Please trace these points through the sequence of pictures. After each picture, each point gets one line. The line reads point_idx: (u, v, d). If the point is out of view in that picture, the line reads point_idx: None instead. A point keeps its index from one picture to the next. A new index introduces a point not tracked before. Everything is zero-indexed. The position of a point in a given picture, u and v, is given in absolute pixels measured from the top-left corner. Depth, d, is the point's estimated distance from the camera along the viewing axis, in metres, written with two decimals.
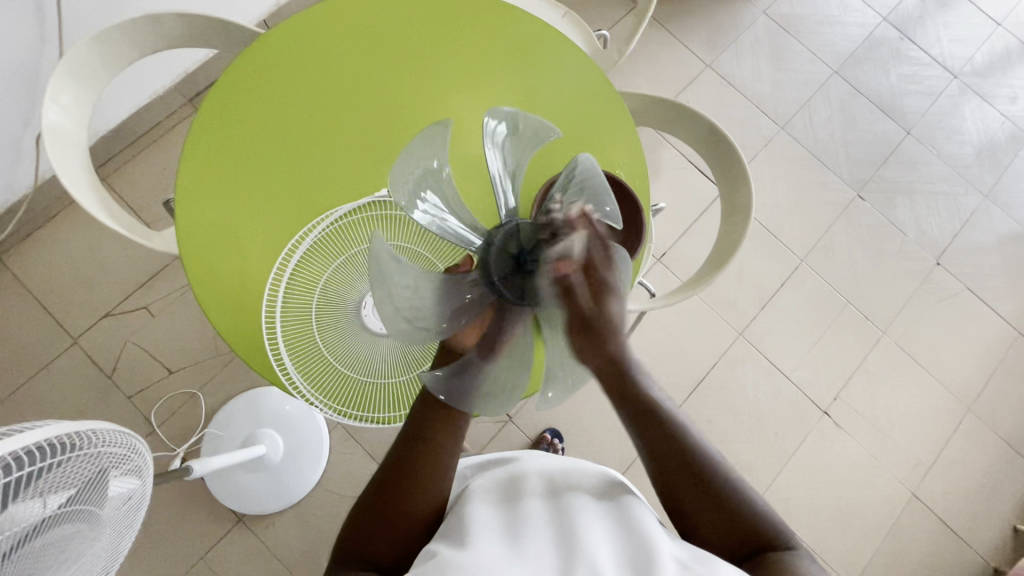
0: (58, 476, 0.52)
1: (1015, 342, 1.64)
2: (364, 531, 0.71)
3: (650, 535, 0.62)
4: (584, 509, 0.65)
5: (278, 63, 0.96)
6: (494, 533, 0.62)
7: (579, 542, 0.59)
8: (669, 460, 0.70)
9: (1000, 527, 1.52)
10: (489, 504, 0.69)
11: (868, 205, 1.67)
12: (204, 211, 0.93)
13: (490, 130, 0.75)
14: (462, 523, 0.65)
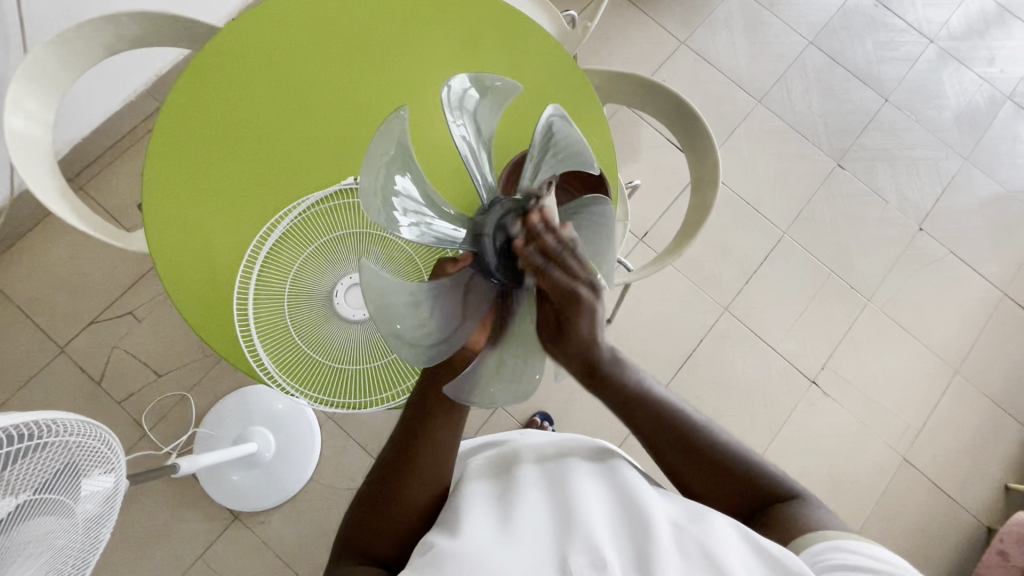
0: (20, 470, 0.46)
1: (1001, 304, 1.50)
2: (358, 524, 0.61)
3: (645, 499, 0.55)
4: (579, 479, 0.58)
5: (243, 34, 0.84)
6: (489, 517, 0.54)
7: (575, 518, 0.51)
8: (648, 419, 0.63)
9: (993, 486, 1.39)
10: (482, 484, 0.61)
11: (848, 173, 1.55)
12: (167, 205, 0.80)
13: (454, 97, 0.59)
14: (452, 511, 0.57)
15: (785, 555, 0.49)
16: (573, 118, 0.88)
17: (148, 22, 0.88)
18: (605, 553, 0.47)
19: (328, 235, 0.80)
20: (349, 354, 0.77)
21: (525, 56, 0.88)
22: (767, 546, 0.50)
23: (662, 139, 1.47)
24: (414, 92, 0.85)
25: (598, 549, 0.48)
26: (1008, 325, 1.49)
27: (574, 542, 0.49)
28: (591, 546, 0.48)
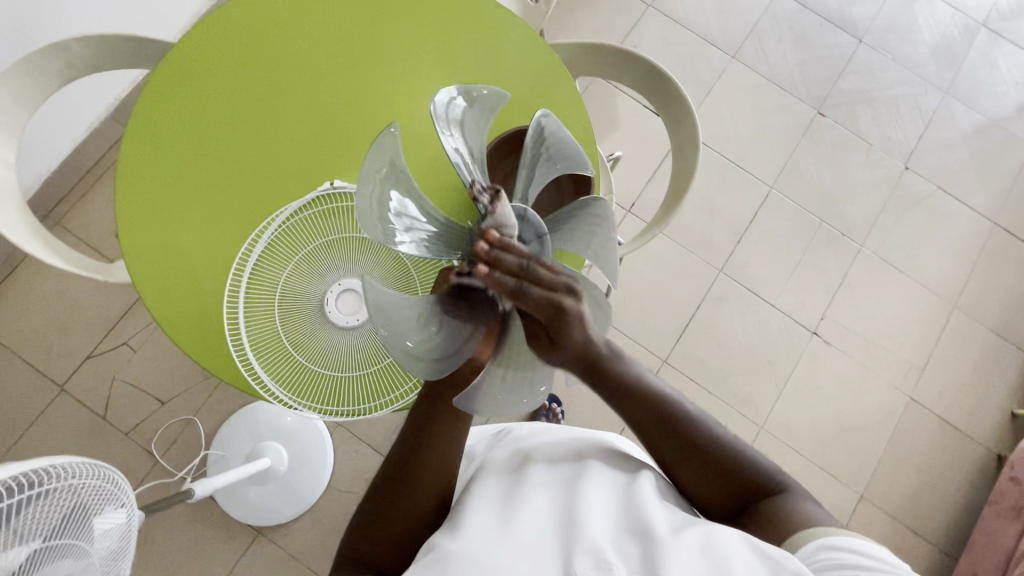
0: (26, 518, 0.45)
1: (993, 234, 1.50)
2: (361, 532, 0.61)
3: (648, 502, 0.56)
4: (584, 481, 0.59)
5: (195, 49, 0.81)
6: (492, 520, 0.55)
7: (579, 522, 0.53)
8: (645, 414, 0.64)
9: (999, 414, 1.40)
10: (487, 486, 0.62)
11: (830, 121, 1.54)
12: (144, 235, 0.78)
13: (443, 107, 0.56)
14: (458, 515, 0.58)
15: (785, 557, 0.49)
16: (544, 97, 0.86)
17: (101, 46, 0.85)
18: (607, 557, 0.49)
19: (312, 244, 0.78)
20: (349, 363, 0.76)
21: (488, 37, 0.86)
22: (770, 550, 0.51)
23: (639, 107, 1.45)
24: (378, 88, 0.83)
25: (601, 553, 0.49)
26: (1001, 254, 1.49)
27: (577, 545, 0.50)
28: (595, 549, 0.50)
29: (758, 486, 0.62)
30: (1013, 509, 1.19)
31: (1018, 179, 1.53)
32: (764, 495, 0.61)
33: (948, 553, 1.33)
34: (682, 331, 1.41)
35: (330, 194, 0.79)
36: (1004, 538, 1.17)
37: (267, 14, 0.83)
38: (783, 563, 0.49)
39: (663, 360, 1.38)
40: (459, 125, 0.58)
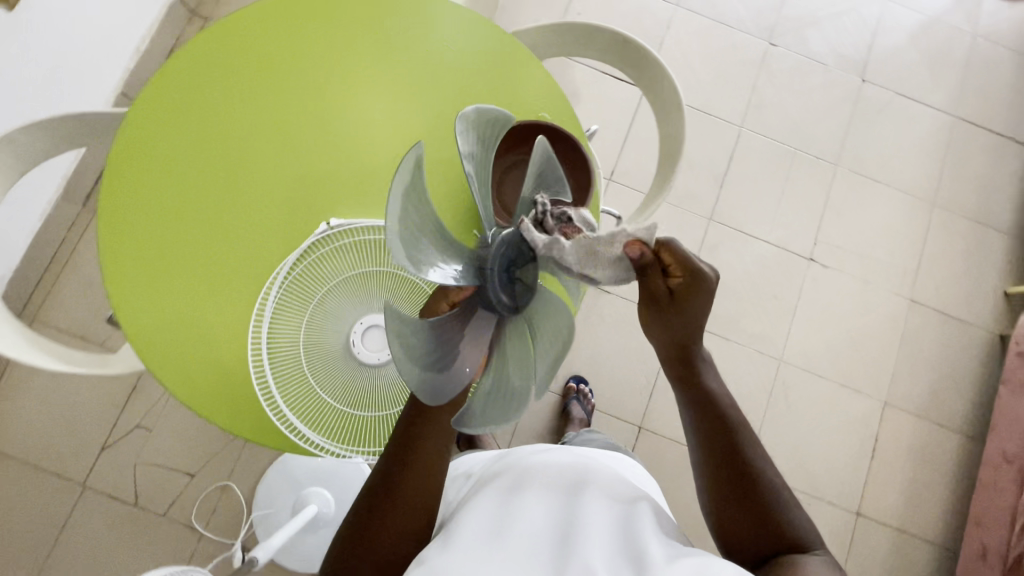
0: None
1: (955, 127, 1.55)
2: (342, 550, 0.60)
3: (642, 535, 0.59)
4: (582, 508, 0.61)
5: (148, 117, 0.77)
6: (484, 548, 0.56)
7: (575, 554, 0.54)
8: (710, 436, 0.64)
9: (994, 297, 1.47)
10: (480, 509, 0.62)
11: (782, 50, 1.55)
12: (145, 317, 0.75)
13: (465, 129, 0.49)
14: (451, 534, 0.59)
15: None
16: (518, 87, 0.84)
17: (47, 132, 0.80)
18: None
19: (321, 290, 0.75)
20: (391, 398, 0.74)
21: (445, 34, 0.83)
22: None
23: (598, 74, 1.44)
24: (348, 113, 0.80)
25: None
26: (966, 144, 1.54)
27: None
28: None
29: (792, 541, 0.61)
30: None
31: (968, 69, 1.58)
32: (799, 552, 0.60)
33: (972, 435, 1.40)
34: None
35: (330, 234, 0.77)
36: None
37: (216, 59, 0.78)
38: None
39: None
40: (477, 147, 0.51)
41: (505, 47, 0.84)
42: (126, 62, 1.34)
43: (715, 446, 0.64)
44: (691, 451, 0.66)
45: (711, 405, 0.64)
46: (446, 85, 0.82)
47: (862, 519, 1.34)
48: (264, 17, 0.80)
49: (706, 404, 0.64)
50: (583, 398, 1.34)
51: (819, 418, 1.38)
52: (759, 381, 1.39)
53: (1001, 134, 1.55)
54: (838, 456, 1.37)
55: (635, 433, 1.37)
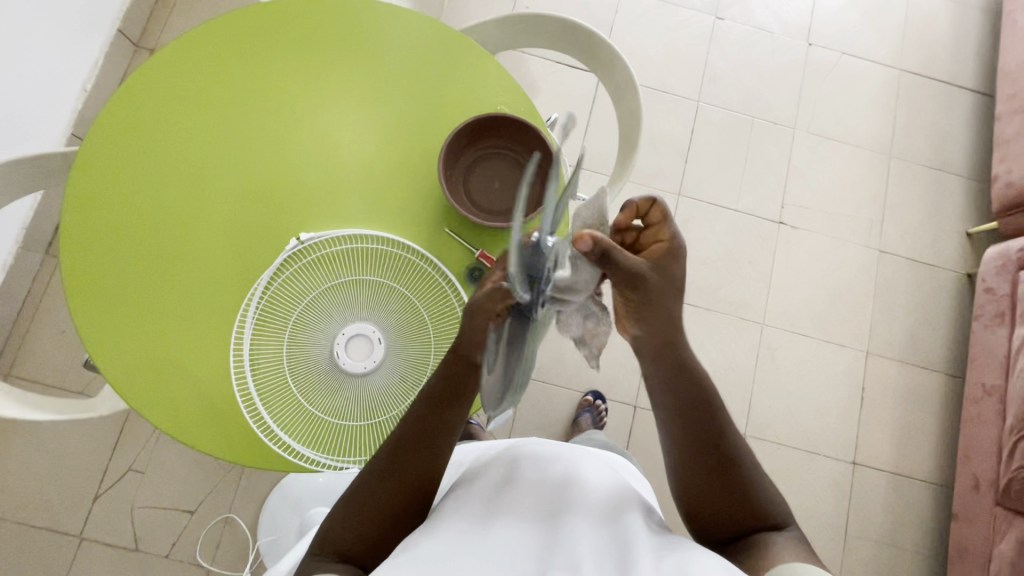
0: None
1: (902, 80, 1.60)
2: (341, 525, 0.64)
3: (630, 531, 0.61)
4: (571, 506, 0.63)
5: (102, 157, 0.77)
6: (473, 537, 0.59)
7: (563, 552, 0.57)
8: (685, 426, 0.66)
9: (957, 239, 1.52)
10: (472, 497, 0.65)
11: (729, 22, 1.58)
12: (121, 350, 0.75)
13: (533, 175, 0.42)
14: (438, 523, 0.61)
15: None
16: (475, 79, 0.83)
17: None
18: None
19: (298, 307, 0.75)
20: (380, 405, 0.74)
21: (396, 36, 0.82)
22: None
23: (553, 64, 1.45)
24: (306, 125, 0.80)
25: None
26: (914, 95, 1.59)
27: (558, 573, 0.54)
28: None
29: (765, 518, 0.65)
30: (997, 316, 1.30)
31: (908, 22, 1.63)
32: (769, 529, 0.64)
33: (953, 374, 1.45)
34: None
35: (301, 250, 0.76)
36: (997, 344, 1.28)
37: (169, 85, 0.78)
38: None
39: None
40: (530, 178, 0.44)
41: (453, 41, 0.83)
42: (72, 103, 1.31)
43: (690, 437, 0.66)
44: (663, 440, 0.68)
45: (688, 395, 0.66)
46: (402, 87, 0.82)
47: (859, 468, 1.38)
48: (213, 37, 0.79)
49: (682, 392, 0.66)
50: (597, 412, 1.33)
51: (807, 375, 1.42)
52: (745, 346, 1.42)
53: (945, 82, 1.60)
54: (829, 410, 1.41)
55: (631, 413, 1.39)
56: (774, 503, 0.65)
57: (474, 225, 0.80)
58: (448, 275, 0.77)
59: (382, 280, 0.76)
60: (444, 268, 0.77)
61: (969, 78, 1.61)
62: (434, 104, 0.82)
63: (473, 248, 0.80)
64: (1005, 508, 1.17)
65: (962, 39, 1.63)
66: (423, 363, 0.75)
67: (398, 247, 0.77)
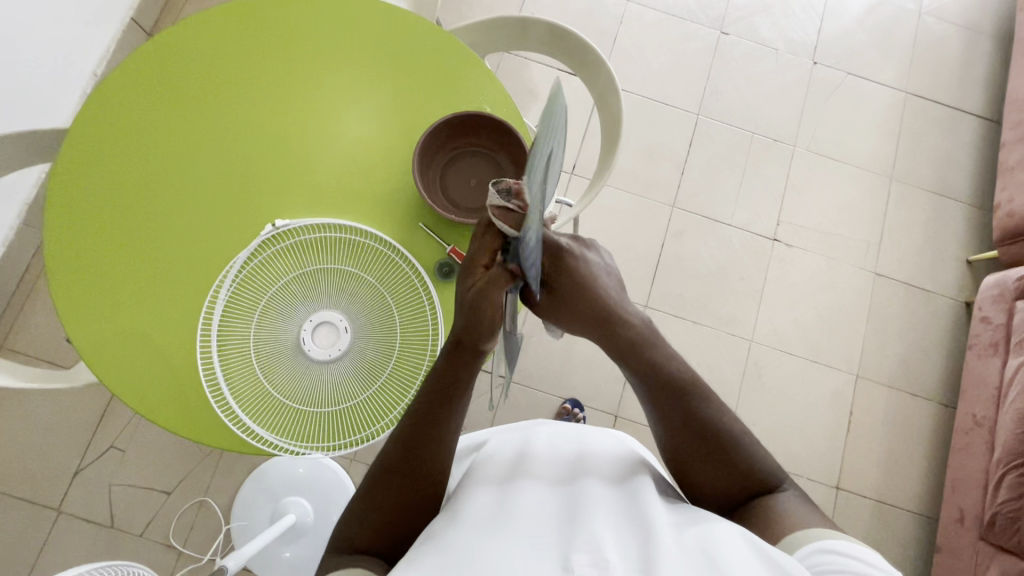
0: None
1: (907, 103, 1.58)
2: (359, 522, 0.65)
3: (650, 506, 0.58)
4: (586, 488, 0.61)
5: (87, 137, 0.79)
6: (488, 511, 0.57)
7: (581, 523, 0.54)
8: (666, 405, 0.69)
9: (957, 265, 1.49)
10: (486, 480, 0.64)
11: (733, 38, 1.58)
12: (94, 325, 0.76)
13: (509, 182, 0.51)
14: (457, 511, 0.59)
15: (791, 563, 0.52)
16: (459, 73, 0.83)
17: None
18: (605, 556, 0.49)
19: (273, 290, 0.76)
20: (343, 393, 0.74)
21: (378, 28, 0.83)
22: (773, 554, 0.52)
23: (553, 71, 1.46)
24: (292, 112, 0.81)
25: (600, 551, 0.50)
26: (919, 118, 1.57)
27: (578, 545, 0.51)
28: (593, 548, 0.50)
29: (764, 483, 0.66)
30: (991, 345, 1.27)
31: (916, 44, 1.61)
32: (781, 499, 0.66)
33: (945, 402, 1.42)
34: (654, 273, 1.44)
35: (276, 235, 0.77)
36: (989, 374, 1.26)
37: (159, 65, 0.81)
38: (786, 568, 0.50)
39: (643, 306, 1.42)
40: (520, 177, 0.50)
41: (432, 34, 0.83)
42: (84, 85, 1.35)
43: (675, 415, 0.68)
44: (655, 430, 0.71)
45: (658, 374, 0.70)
46: (388, 78, 0.83)
47: (842, 493, 1.36)
48: (208, 23, 0.82)
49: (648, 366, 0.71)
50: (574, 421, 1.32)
51: (793, 395, 1.40)
52: (731, 362, 1.40)
53: (952, 106, 1.58)
54: (813, 432, 1.38)
55: (612, 422, 1.38)
56: (769, 469, 0.67)
57: (448, 221, 0.81)
58: (414, 264, 0.78)
59: (354, 269, 0.77)
60: (414, 261, 0.78)
61: (976, 104, 1.59)
62: (413, 101, 0.82)
63: (444, 243, 0.81)
64: (988, 542, 1.13)
65: (971, 65, 1.61)
66: (388, 353, 0.76)
67: (372, 237, 0.78)
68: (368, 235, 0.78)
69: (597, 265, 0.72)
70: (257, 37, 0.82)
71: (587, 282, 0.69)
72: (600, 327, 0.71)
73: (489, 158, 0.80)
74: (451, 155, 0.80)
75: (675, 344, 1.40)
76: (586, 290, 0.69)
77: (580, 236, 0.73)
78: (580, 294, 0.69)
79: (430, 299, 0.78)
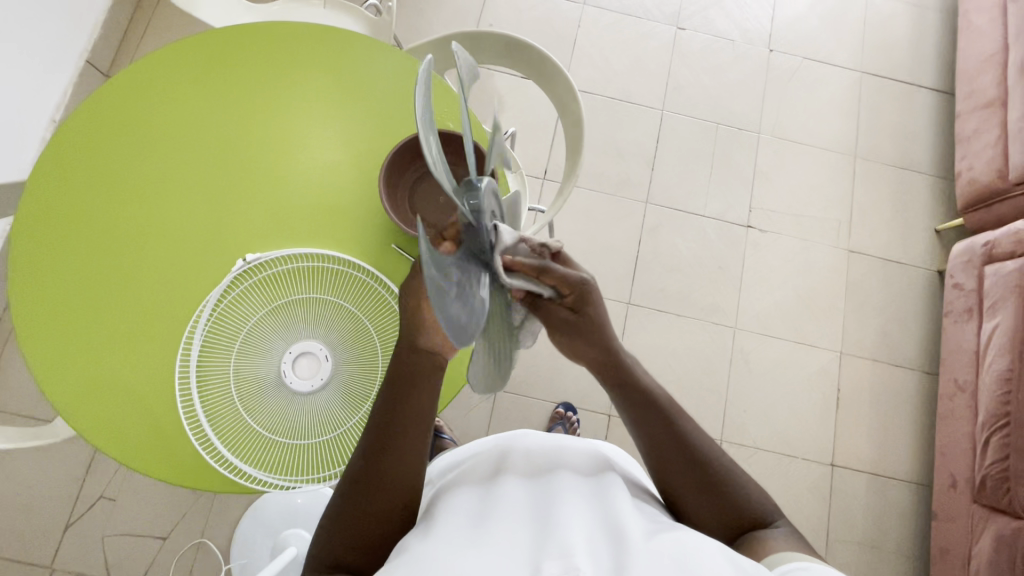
0: None
1: (863, 82, 1.62)
2: (336, 537, 0.64)
3: (622, 509, 0.59)
4: (560, 491, 0.61)
5: (45, 189, 0.78)
6: (466, 523, 0.57)
7: (555, 528, 0.54)
8: (667, 447, 0.69)
9: (927, 236, 1.52)
10: (464, 493, 0.63)
11: (690, 33, 1.60)
12: (69, 377, 0.75)
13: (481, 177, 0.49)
14: (432, 519, 0.59)
15: (755, 569, 0.53)
16: None
17: None
18: (576, 563, 0.50)
19: (248, 324, 0.76)
20: (326, 422, 0.74)
21: (334, 56, 0.84)
22: (744, 563, 0.54)
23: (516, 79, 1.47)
24: (255, 147, 0.81)
25: (572, 559, 0.50)
26: (876, 96, 1.61)
27: (550, 552, 0.51)
28: (564, 556, 0.50)
29: (757, 517, 0.66)
30: (966, 311, 1.30)
31: (867, 24, 1.65)
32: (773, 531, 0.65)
33: (928, 371, 1.45)
34: (634, 270, 1.46)
35: (247, 270, 0.77)
36: (966, 339, 1.28)
37: (115, 110, 0.80)
38: None
39: (627, 304, 1.43)
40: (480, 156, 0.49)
41: (387, 58, 0.84)
42: (43, 133, 1.33)
43: (666, 444, 0.69)
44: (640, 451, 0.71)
45: (671, 430, 0.69)
46: (347, 103, 0.83)
47: (837, 470, 1.38)
48: (161, 64, 0.81)
49: (663, 424, 0.70)
50: (568, 424, 1.33)
51: (780, 377, 1.42)
52: (717, 351, 1.42)
53: (906, 82, 1.62)
54: (804, 412, 1.40)
55: (606, 422, 1.38)
56: (760, 501, 0.67)
57: (418, 240, 0.81)
58: (390, 287, 0.78)
59: (328, 295, 0.77)
60: (389, 284, 0.78)
61: (930, 78, 1.63)
62: (374, 123, 0.83)
63: (417, 261, 0.81)
64: (981, 505, 1.16)
65: (922, 41, 1.65)
66: (369, 379, 0.75)
67: (343, 262, 0.78)
68: (340, 261, 0.78)
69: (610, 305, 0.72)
70: (211, 75, 0.82)
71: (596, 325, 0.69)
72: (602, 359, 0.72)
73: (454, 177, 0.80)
74: (416, 177, 0.80)
75: (661, 339, 1.41)
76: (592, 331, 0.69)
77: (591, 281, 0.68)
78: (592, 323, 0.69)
79: None
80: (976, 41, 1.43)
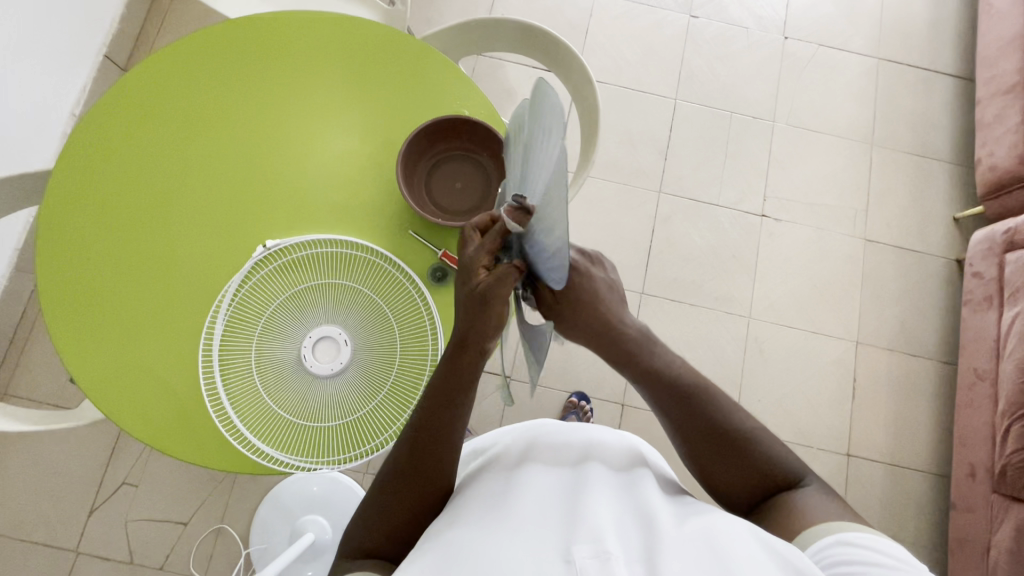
0: None
1: (880, 69, 1.59)
2: (365, 527, 0.65)
3: (648, 496, 0.59)
4: (589, 479, 0.61)
5: (70, 176, 0.80)
6: (495, 509, 0.57)
7: (583, 513, 0.55)
8: (697, 426, 0.69)
9: (945, 224, 1.50)
10: (492, 482, 0.63)
11: (704, 21, 1.59)
12: (96, 360, 0.77)
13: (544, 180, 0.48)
14: (461, 507, 0.60)
15: (790, 550, 0.53)
16: (433, 82, 0.84)
17: None
18: (606, 548, 0.50)
19: (269, 310, 0.77)
20: (346, 406, 0.75)
21: (349, 45, 0.84)
22: (779, 546, 0.53)
23: (529, 69, 1.47)
24: (272, 136, 0.82)
25: (601, 543, 0.51)
26: (894, 83, 1.58)
27: (579, 536, 0.52)
28: (595, 540, 0.51)
29: (783, 478, 0.67)
30: (986, 299, 1.28)
31: (884, 10, 1.63)
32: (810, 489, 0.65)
33: (945, 361, 1.43)
34: (647, 260, 1.45)
35: (268, 256, 0.78)
36: (986, 328, 1.27)
37: (137, 99, 0.81)
38: (788, 557, 0.52)
39: (640, 294, 1.43)
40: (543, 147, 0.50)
41: (402, 46, 0.84)
42: (63, 127, 1.36)
43: (691, 419, 0.69)
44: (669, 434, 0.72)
45: (700, 409, 0.69)
46: (362, 92, 0.83)
47: (853, 460, 1.37)
48: (184, 52, 0.82)
49: (690, 404, 0.70)
50: (582, 413, 1.34)
51: (795, 367, 1.41)
52: (732, 340, 1.41)
53: (925, 68, 1.60)
54: (819, 402, 1.39)
55: (620, 411, 1.38)
56: (788, 462, 0.67)
57: (437, 227, 0.82)
58: (411, 274, 0.78)
59: (349, 282, 0.78)
60: (409, 270, 0.79)
61: (948, 64, 1.61)
62: (390, 110, 0.83)
63: (437, 248, 0.81)
64: (1000, 494, 1.15)
65: (940, 26, 1.62)
66: (388, 365, 0.76)
67: (363, 249, 0.79)
68: (360, 249, 0.79)
69: (601, 280, 0.73)
70: (229, 65, 0.83)
71: (591, 295, 0.72)
72: (602, 338, 0.73)
73: (470, 158, 0.81)
74: (445, 151, 0.81)
75: (674, 329, 1.41)
76: (586, 302, 0.71)
77: (587, 250, 0.76)
78: (582, 308, 0.71)
79: (426, 305, 0.78)
80: (997, 25, 1.41)
